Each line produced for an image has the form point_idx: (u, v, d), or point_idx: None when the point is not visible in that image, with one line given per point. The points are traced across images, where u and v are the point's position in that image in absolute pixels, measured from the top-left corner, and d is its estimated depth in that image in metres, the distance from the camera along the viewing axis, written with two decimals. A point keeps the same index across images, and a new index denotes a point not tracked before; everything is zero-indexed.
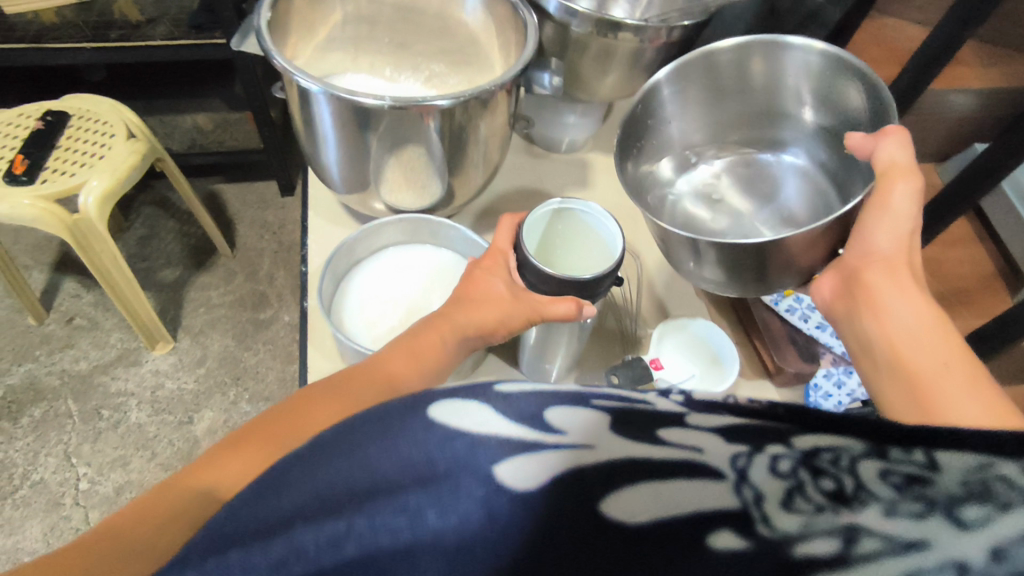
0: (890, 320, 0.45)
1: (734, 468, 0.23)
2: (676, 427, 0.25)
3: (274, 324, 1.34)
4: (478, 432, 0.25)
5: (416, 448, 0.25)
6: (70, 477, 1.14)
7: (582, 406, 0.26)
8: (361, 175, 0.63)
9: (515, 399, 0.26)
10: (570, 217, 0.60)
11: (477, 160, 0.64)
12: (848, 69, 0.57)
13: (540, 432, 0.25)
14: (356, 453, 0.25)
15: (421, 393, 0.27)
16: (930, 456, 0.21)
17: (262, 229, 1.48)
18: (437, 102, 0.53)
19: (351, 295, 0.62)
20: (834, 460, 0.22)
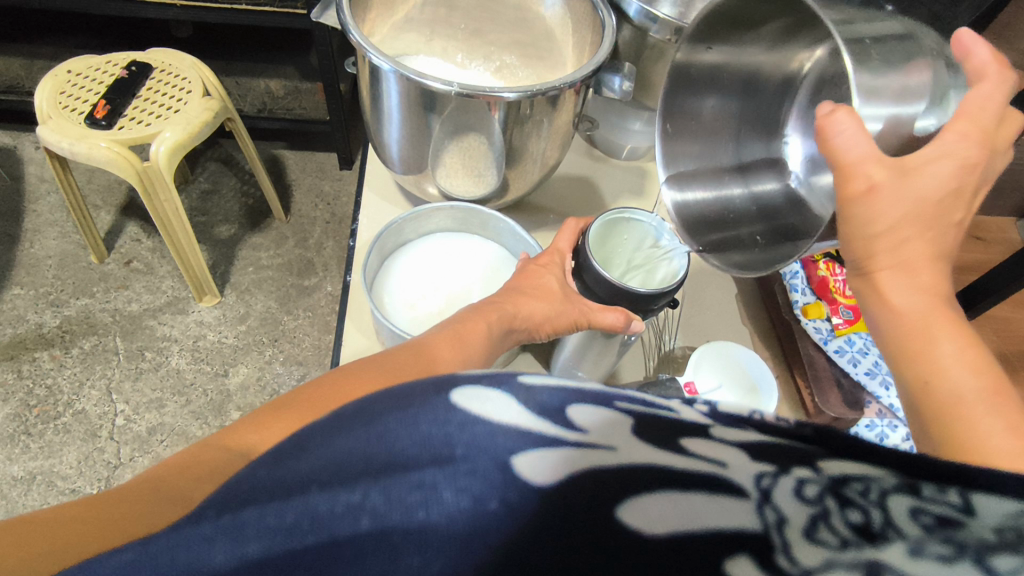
0: (894, 349, 0.37)
1: (757, 488, 0.21)
2: (699, 438, 0.23)
3: (316, 292, 1.37)
4: (498, 419, 0.25)
5: (435, 426, 0.25)
6: (109, 412, 1.19)
7: (605, 406, 0.25)
8: (419, 157, 0.64)
9: (536, 389, 0.26)
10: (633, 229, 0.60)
11: (536, 156, 0.63)
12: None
13: (563, 427, 0.25)
14: (374, 425, 0.25)
15: (445, 378, 0.28)
16: (966, 498, 0.19)
17: (318, 198, 1.51)
18: (504, 94, 0.52)
19: (393, 275, 0.63)
20: (864, 492, 0.20)
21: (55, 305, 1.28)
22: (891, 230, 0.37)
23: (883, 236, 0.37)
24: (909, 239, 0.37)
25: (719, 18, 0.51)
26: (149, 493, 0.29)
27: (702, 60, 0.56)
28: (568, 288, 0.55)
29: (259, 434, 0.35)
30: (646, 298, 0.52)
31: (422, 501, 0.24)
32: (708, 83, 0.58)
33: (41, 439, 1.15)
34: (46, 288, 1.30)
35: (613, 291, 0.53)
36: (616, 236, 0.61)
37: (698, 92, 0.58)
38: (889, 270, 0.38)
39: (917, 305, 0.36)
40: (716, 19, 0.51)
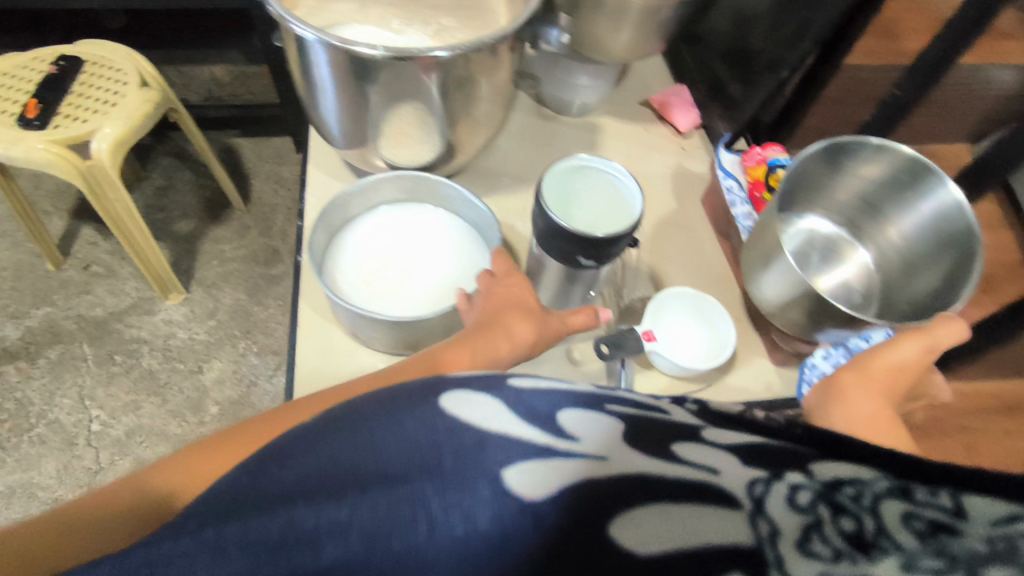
0: (853, 413, 0.43)
1: (752, 496, 0.28)
2: (689, 446, 0.32)
3: (284, 279, 1.36)
4: (484, 426, 0.31)
5: (424, 433, 0.30)
6: (84, 419, 1.17)
7: (595, 413, 0.34)
8: (360, 129, 0.62)
9: (527, 400, 0.33)
10: (590, 177, 0.58)
11: (480, 117, 0.62)
12: (895, 158, 0.52)
13: (553, 438, 0.31)
14: (361, 434, 0.30)
15: (435, 385, 0.33)
16: (955, 501, 0.24)
17: (277, 184, 1.48)
18: (436, 54, 0.51)
19: (344, 252, 0.62)
20: (857, 499, 0.26)
21: (16, 317, 1.25)
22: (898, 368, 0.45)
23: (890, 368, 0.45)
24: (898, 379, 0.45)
25: (862, 147, 0.52)
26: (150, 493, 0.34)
27: (805, 167, 0.54)
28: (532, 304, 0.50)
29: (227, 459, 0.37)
30: (607, 240, 0.50)
31: (413, 519, 0.27)
32: (800, 184, 0.56)
33: (17, 452, 1.13)
34: (4, 301, 1.27)
35: (571, 243, 0.51)
36: (570, 188, 0.56)
37: (793, 189, 0.56)
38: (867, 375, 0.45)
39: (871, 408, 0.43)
40: (861, 146, 0.52)
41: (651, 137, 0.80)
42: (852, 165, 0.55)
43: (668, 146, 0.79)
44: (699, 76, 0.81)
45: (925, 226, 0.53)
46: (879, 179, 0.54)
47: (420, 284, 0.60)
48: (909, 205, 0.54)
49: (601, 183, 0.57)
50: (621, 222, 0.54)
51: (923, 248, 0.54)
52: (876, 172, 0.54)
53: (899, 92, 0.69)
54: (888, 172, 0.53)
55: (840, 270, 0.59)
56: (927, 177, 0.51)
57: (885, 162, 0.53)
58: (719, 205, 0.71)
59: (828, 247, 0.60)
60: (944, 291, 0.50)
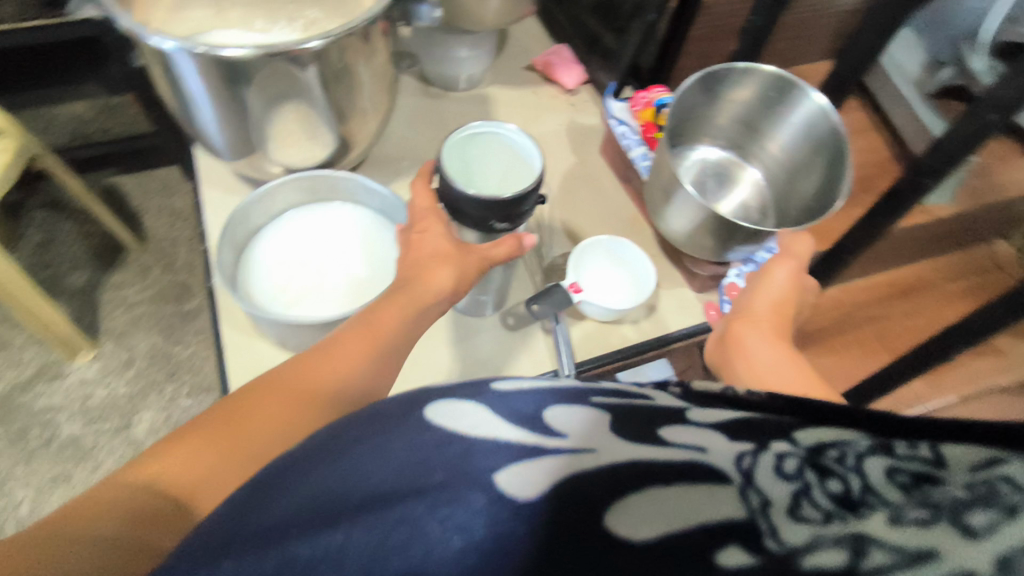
0: (754, 361, 0.47)
1: (740, 470, 0.27)
2: (677, 428, 0.31)
3: (201, 313, 1.29)
4: (474, 434, 0.29)
5: (409, 452, 0.28)
6: (9, 504, 1.08)
7: (579, 406, 0.32)
8: (246, 136, 0.59)
9: (514, 401, 0.31)
10: (489, 145, 0.58)
11: (368, 104, 0.61)
12: (758, 78, 0.55)
13: (543, 437, 0.29)
14: (343, 458, 0.29)
15: (416, 400, 0.32)
16: (934, 452, 0.24)
17: (171, 216, 1.40)
18: (309, 45, 0.50)
19: (254, 263, 0.60)
20: (841, 460, 0.25)
21: None
22: (778, 300, 0.51)
23: (771, 303, 0.51)
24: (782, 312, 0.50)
25: (727, 72, 0.55)
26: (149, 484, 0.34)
27: (683, 102, 0.57)
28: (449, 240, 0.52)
29: (243, 445, 0.37)
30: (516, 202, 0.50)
31: (407, 537, 0.25)
32: (682, 118, 0.59)
33: None
34: None
35: (476, 210, 0.51)
36: (472, 158, 0.57)
37: (677, 124, 0.60)
38: (753, 319, 0.50)
39: (766, 350, 0.47)
40: (726, 72, 0.55)
41: (541, 99, 0.81)
42: (723, 91, 0.58)
43: (559, 105, 0.81)
44: (576, 33, 0.82)
45: (798, 136, 0.57)
46: (750, 100, 0.58)
47: (338, 281, 0.59)
48: (779, 118, 0.58)
49: (503, 148, 0.58)
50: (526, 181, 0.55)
51: (800, 155, 0.58)
52: (746, 93, 0.58)
53: (759, 19, 0.74)
54: (756, 92, 0.57)
55: (737, 190, 0.63)
56: (789, 89, 0.55)
57: (752, 83, 0.56)
58: (618, 151, 0.74)
59: (722, 171, 0.64)
60: (826, 189, 0.55)
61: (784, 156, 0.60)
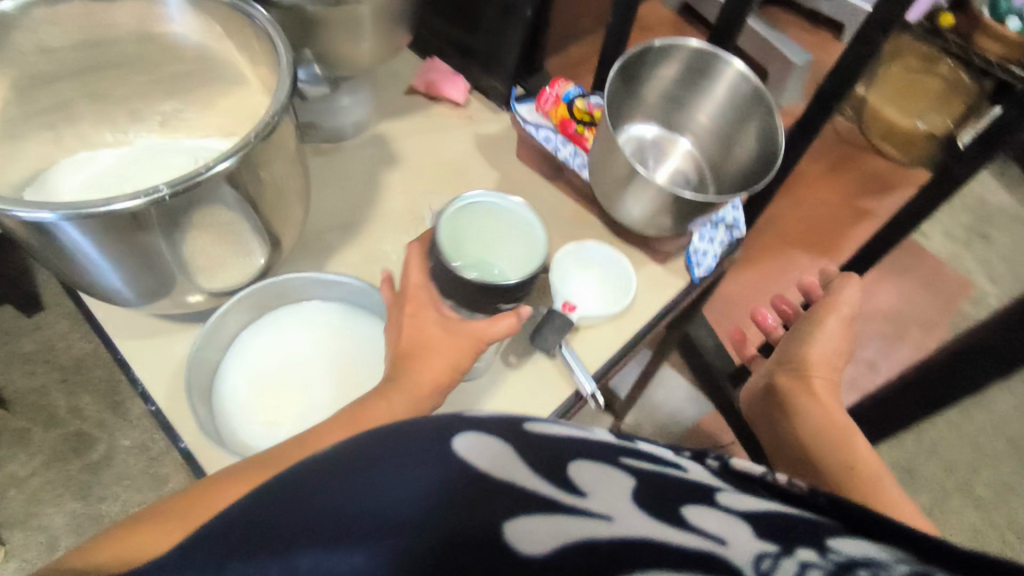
0: (816, 414, 0.63)
1: (756, 568, 0.26)
2: (706, 501, 0.28)
3: (115, 457, 1.13)
4: (491, 476, 0.26)
5: (423, 489, 0.25)
6: None
7: (616, 467, 0.28)
8: (162, 280, 0.51)
9: (543, 436, 0.28)
10: (482, 213, 0.59)
11: (283, 197, 0.54)
12: (684, 52, 0.58)
13: (568, 492, 0.27)
14: (358, 479, 0.25)
15: (449, 417, 0.27)
16: None
17: (29, 363, 1.18)
18: (221, 167, 0.44)
19: (232, 409, 0.53)
20: None
21: None
22: (830, 354, 0.66)
23: (824, 356, 0.66)
24: (829, 364, 0.66)
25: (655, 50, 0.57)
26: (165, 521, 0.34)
27: (616, 83, 0.58)
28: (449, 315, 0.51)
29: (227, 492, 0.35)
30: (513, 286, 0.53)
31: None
32: (617, 100, 0.60)
33: None
34: None
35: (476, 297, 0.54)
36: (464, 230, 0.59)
37: (613, 104, 0.60)
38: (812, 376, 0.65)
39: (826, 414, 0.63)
40: (654, 49, 0.57)
41: (435, 121, 0.76)
42: (651, 68, 0.60)
43: (456, 122, 0.76)
44: (445, 43, 0.78)
45: (727, 106, 0.60)
46: (677, 74, 0.60)
47: (333, 389, 0.54)
48: (705, 91, 0.61)
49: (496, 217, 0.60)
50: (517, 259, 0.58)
51: (729, 123, 0.61)
52: (673, 68, 0.60)
53: None
54: (682, 66, 0.59)
55: (674, 164, 0.64)
56: (713, 60, 0.57)
57: (678, 57, 0.59)
58: (541, 155, 0.72)
59: (658, 148, 0.65)
60: (761, 152, 0.58)
61: (713, 127, 0.62)
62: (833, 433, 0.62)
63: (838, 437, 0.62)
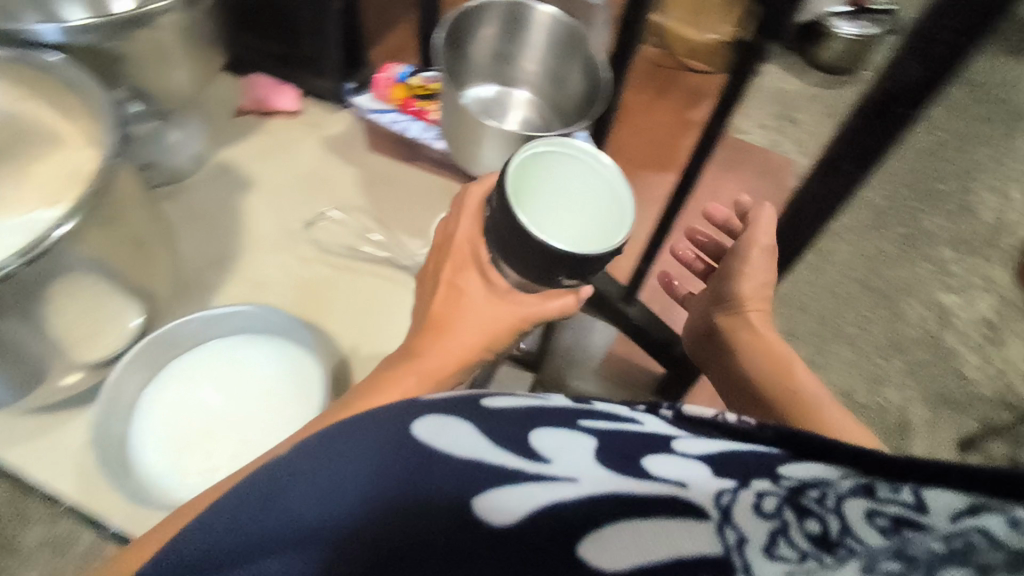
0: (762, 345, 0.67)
1: (718, 506, 0.28)
2: (661, 454, 0.32)
3: None
4: (458, 453, 0.32)
5: (391, 454, 0.32)
6: None
7: (569, 428, 0.34)
8: (31, 367, 0.47)
9: (500, 419, 0.35)
10: (567, 168, 0.51)
11: (139, 245, 0.50)
12: (493, 11, 0.62)
13: (532, 459, 0.32)
14: (334, 462, 0.32)
15: (409, 410, 0.35)
16: (916, 494, 0.24)
17: None
18: (63, 227, 0.41)
19: (158, 471, 0.51)
20: (820, 499, 0.26)
21: None
22: (763, 279, 0.68)
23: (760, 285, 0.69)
24: (766, 288, 0.69)
25: (468, 15, 0.61)
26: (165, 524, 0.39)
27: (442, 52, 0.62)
28: (494, 284, 0.53)
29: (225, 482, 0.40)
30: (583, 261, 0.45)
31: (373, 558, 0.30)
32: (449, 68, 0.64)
33: None
34: None
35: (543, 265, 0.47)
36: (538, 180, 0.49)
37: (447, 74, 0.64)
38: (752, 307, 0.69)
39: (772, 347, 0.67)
40: (466, 15, 0.61)
41: (276, 136, 0.74)
42: (470, 33, 0.64)
43: (298, 130, 0.74)
44: (260, 55, 0.75)
45: (552, 49, 0.65)
46: (495, 32, 0.65)
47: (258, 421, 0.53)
48: (523, 41, 0.65)
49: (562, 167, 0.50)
50: (594, 219, 0.48)
51: (553, 64, 0.66)
52: (489, 28, 0.64)
53: None
54: (496, 23, 0.64)
55: (521, 114, 0.69)
56: (520, 11, 0.62)
57: (490, 18, 0.63)
58: (392, 142, 0.73)
59: (502, 104, 0.69)
60: (588, 80, 0.63)
61: (542, 71, 0.67)
62: (779, 366, 0.66)
63: (793, 365, 0.65)
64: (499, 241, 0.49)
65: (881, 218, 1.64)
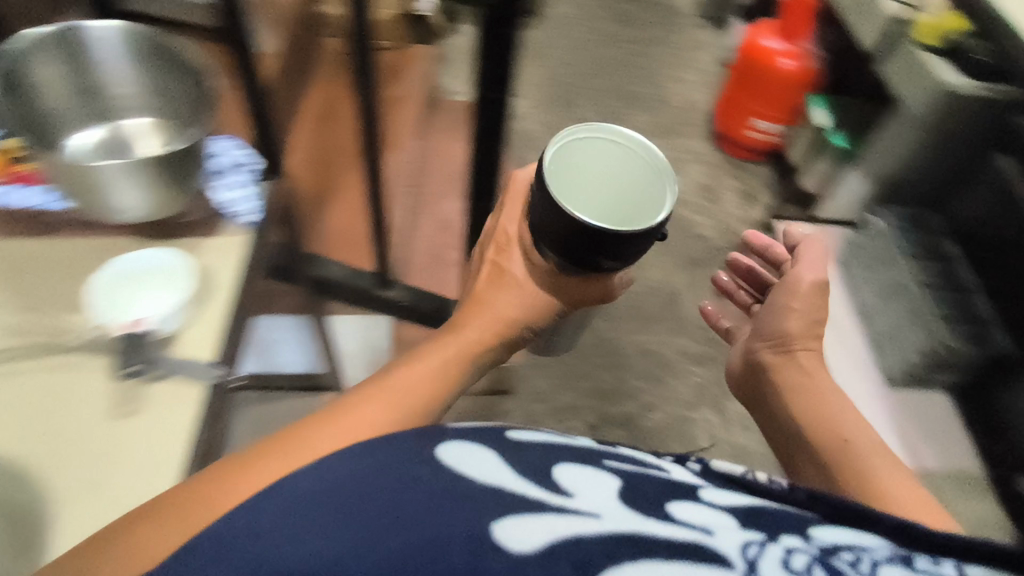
0: (824, 404, 0.73)
1: (744, 555, 0.39)
2: (685, 503, 0.45)
3: None
4: (482, 480, 0.40)
5: (433, 471, 0.40)
6: None
7: (592, 466, 0.46)
8: None
9: (529, 455, 0.45)
10: (597, 163, 0.60)
11: None
12: (43, 48, 0.61)
13: (557, 489, 0.41)
14: (390, 470, 0.39)
15: (446, 435, 0.45)
16: (953, 565, 0.41)
17: None
18: None
19: None
20: (851, 559, 0.40)
21: None
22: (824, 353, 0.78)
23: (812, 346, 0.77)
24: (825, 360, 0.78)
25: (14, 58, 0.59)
26: (197, 493, 0.40)
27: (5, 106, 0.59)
28: (528, 270, 0.67)
29: (282, 456, 0.43)
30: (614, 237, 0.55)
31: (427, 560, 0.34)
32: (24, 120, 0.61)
33: None
34: None
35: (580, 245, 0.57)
36: (579, 175, 0.60)
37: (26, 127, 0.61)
38: (811, 369, 0.76)
39: (833, 408, 0.72)
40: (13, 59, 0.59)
41: None
42: (33, 79, 0.62)
43: None
44: None
45: (138, 63, 0.66)
46: (60, 70, 0.63)
47: None
48: (95, 67, 0.65)
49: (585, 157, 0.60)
50: (628, 213, 0.58)
51: (137, 78, 0.67)
52: (51, 66, 0.63)
53: None
54: (54, 60, 0.62)
55: (136, 141, 0.68)
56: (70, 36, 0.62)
57: (47, 56, 0.62)
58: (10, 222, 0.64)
59: (113, 141, 0.68)
60: (176, 77, 0.65)
61: (131, 89, 0.67)
62: (828, 421, 0.71)
63: (845, 424, 0.70)
64: (541, 234, 0.61)
65: None
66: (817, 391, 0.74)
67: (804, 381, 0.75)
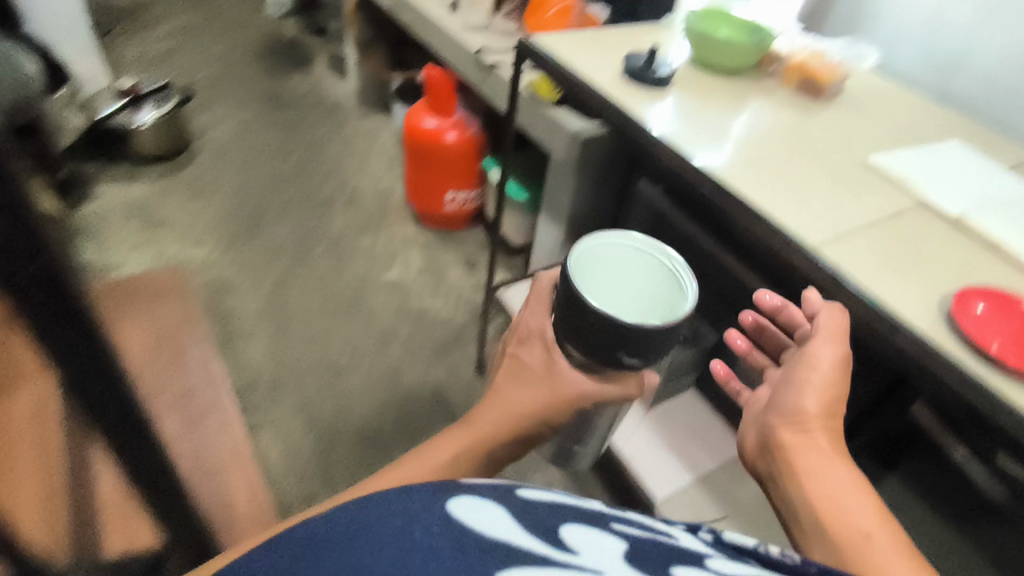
0: (825, 473, 0.52)
1: None
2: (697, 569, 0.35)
3: None
4: (497, 535, 0.30)
5: (440, 525, 0.29)
6: None
7: (594, 530, 0.35)
8: None
9: (533, 510, 0.34)
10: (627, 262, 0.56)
11: None
12: None
13: (561, 550, 0.31)
14: (393, 525, 0.29)
15: (460, 489, 0.34)
16: None
17: None
18: None
19: None
20: None
21: None
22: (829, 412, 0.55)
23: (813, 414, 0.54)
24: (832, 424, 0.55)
25: None
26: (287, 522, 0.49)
27: None
28: (555, 359, 0.58)
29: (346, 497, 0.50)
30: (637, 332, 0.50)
31: None
32: None
33: None
34: None
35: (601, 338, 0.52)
36: (610, 269, 0.55)
37: None
38: (820, 434, 0.54)
39: (848, 478, 0.51)
40: None
41: None
42: None
43: None
44: None
45: None
46: None
47: None
48: None
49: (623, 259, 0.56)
50: (652, 307, 0.53)
51: None
52: None
53: None
54: None
55: None
56: None
57: None
58: None
59: None
60: None
61: None
62: (832, 485, 0.51)
63: (852, 495, 0.50)
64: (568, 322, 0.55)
65: (299, 257, 1.66)
66: (827, 459, 0.52)
67: (818, 462, 0.52)
